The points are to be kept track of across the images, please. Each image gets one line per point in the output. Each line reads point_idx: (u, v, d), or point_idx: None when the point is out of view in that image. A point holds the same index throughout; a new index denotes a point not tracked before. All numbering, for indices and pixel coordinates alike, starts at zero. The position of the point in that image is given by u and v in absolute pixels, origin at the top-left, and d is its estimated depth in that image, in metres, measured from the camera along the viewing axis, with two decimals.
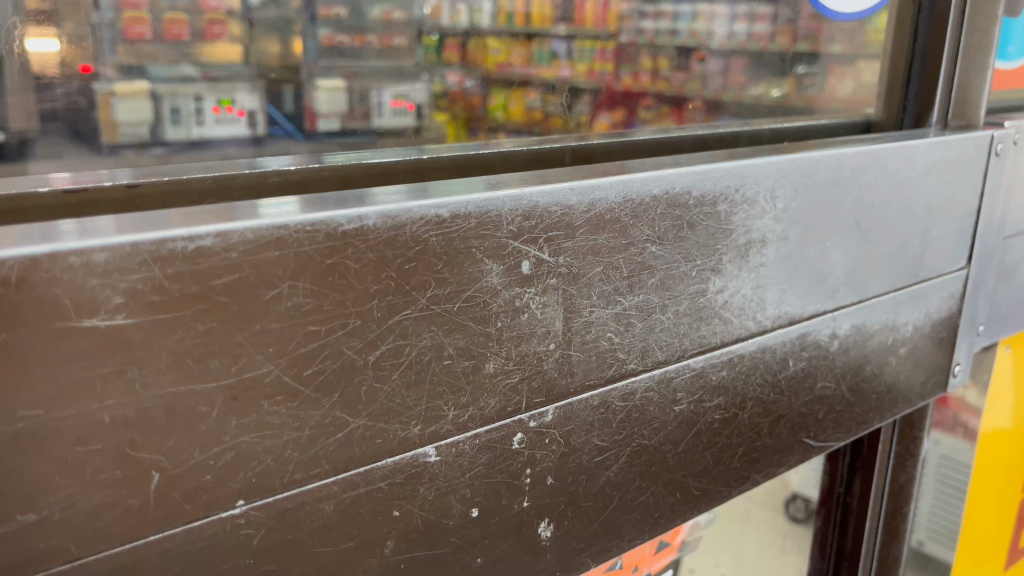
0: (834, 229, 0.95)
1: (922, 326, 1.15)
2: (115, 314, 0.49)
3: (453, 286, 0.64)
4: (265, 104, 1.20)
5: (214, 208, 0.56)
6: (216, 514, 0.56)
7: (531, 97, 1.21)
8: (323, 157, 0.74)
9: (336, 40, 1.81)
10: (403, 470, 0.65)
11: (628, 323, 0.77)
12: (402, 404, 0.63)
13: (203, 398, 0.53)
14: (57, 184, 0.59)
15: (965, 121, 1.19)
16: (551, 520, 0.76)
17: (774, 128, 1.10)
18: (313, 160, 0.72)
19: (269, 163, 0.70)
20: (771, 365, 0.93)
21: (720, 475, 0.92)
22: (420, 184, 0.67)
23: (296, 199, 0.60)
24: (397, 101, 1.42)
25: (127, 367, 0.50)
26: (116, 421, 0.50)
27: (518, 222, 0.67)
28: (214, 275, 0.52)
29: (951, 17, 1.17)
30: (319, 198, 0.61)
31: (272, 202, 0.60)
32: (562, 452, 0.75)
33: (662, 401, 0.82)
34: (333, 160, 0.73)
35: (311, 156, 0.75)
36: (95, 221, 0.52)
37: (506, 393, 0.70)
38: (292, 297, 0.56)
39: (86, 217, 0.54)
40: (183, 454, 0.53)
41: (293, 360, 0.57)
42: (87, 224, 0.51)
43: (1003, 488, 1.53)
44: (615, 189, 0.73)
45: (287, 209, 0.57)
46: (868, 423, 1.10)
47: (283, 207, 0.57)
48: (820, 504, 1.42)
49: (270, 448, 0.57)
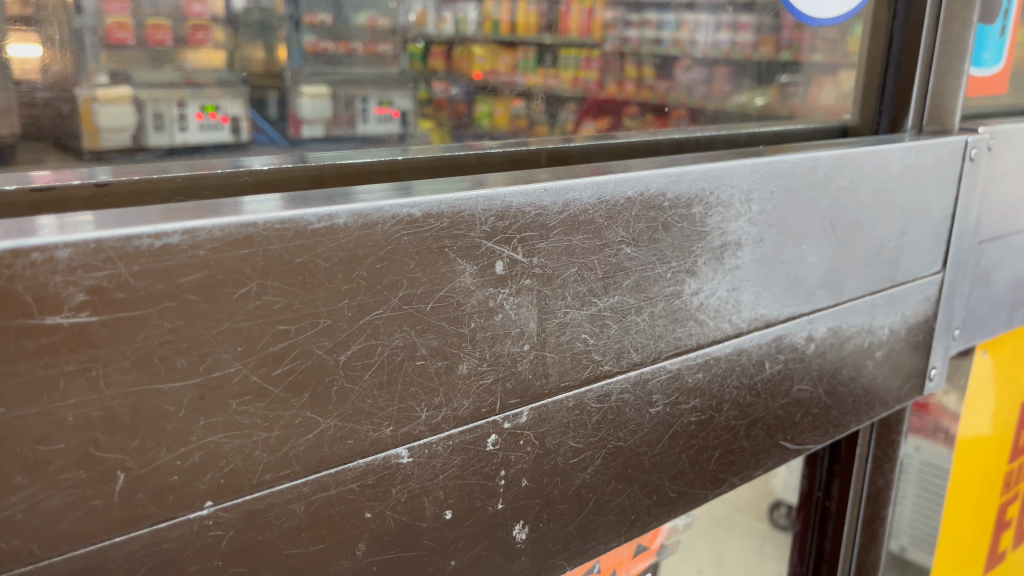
0: (810, 232, 0.95)
1: (899, 330, 1.15)
2: (79, 311, 0.49)
3: (426, 286, 0.64)
4: (256, 111, 0.99)
5: (187, 206, 0.56)
6: (183, 516, 0.55)
7: (514, 103, 1.15)
8: (302, 157, 0.74)
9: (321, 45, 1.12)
10: (375, 471, 0.64)
11: (603, 325, 0.77)
12: (374, 405, 0.63)
13: (169, 397, 0.53)
14: (29, 182, 0.59)
15: (940, 127, 1.22)
16: (526, 522, 0.76)
17: (751, 133, 1.11)
18: (291, 160, 0.72)
19: (248, 162, 0.70)
20: (747, 368, 0.93)
21: (697, 478, 0.92)
22: (400, 184, 0.67)
23: (274, 198, 0.60)
24: (376, 103, 1.10)
25: (91, 365, 0.50)
26: (80, 420, 0.50)
27: (492, 222, 0.67)
28: (181, 273, 0.52)
29: (925, 25, 1.20)
30: (301, 196, 0.61)
31: (255, 199, 0.59)
32: (536, 454, 0.75)
33: (638, 403, 0.82)
34: (312, 159, 0.73)
35: (290, 156, 0.74)
36: (63, 218, 0.52)
37: (480, 393, 0.69)
38: (261, 295, 0.55)
39: (63, 214, 0.54)
40: (149, 454, 0.53)
41: (262, 359, 0.56)
42: (64, 220, 0.51)
43: (982, 492, 1.54)
44: (590, 190, 0.73)
45: (262, 207, 0.56)
46: (845, 426, 1.11)
47: (262, 204, 0.57)
48: (799, 507, 1.42)
49: (238, 448, 0.56)
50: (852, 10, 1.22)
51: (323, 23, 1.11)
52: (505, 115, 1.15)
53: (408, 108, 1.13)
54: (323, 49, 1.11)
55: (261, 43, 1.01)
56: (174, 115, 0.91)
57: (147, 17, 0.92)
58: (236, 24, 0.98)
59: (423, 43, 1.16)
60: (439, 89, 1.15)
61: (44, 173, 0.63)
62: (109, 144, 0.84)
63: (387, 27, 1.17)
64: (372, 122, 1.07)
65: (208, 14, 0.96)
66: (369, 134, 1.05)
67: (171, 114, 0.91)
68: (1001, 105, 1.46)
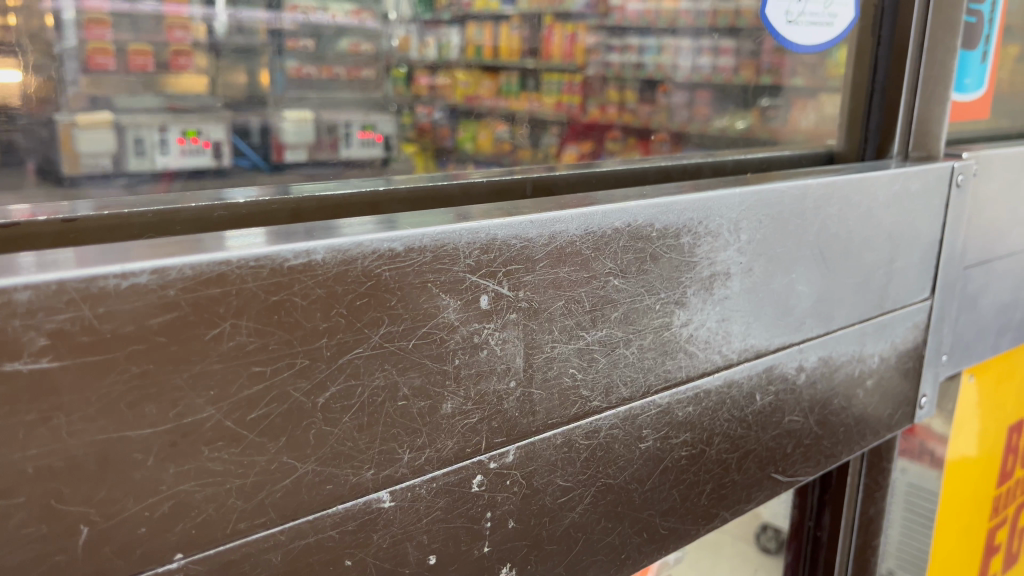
0: (798, 260, 0.94)
1: (889, 357, 1.14)
2: (40, 357, 0.46)
3: (407, 323, 0.61)
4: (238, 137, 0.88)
5: (178, 240, 0.55)
6: (152, 570, 0.52)
7: (497, 126, 1.05)
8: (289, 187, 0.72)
9: (302, 72, 1.05)
10: (355, 517, 0.61)
11: (591, 359, 0.75)
12: (354, 447, 0.60)
13: (138, 445, 0.50)
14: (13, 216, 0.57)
15: (925, 152, 1.21)
16: (513, 565, 0.73)
17: (737, 159, 1.09)
18: (279, 190, 0.70)
19: (230, 195, 0.68)
20: (738, 401, 0.91)
21: (688, 513, 0.89)
22: (387, 217, 0.65)
23: (259, 232, 0.58)
24: (359, 129, 0.98)
25: (53, 414, 0.47)
26: (41, 472, 0.47)
27: (476, 256, 0.65)
28: (150, 314, 0.49)
29: (909, 50, 1.20)
30: (285, 230, 0.59)
31: (236, 234, 0.58)
32: (523, 494, 0.72)
33: (628, 439, 0.80)
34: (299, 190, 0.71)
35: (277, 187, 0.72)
36: (39, 255, 0.50)
37: (464, 433, 0.67)
38: (234, 336, 0.53)
39: (42, 250, 0.52)
40: (115, 505, 0.50)
41: (236, 403, 0.54)
42: (43, 256, 0.49)
43: (971, 517, 1.52)
44: (577, 222, 0.71)
45: (249, 241, 0.55)
46: (837, 456, 1.09)
47: (246, 239, 0.55)
48: (790, 538, 1.40)
49: (211, 496, 0.54)
50: (835, 37, 1.18)
51: (307, 46, 1.06)
52: (488, 139, 1.04)
53: (392, 133, 0.98)
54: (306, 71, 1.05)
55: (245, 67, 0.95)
56: (155, 141, 0.87)
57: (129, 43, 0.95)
58: (219, 50, 0.95)
59: (407, 67, 1.09)
60: (424, 114, 1.05)
61: (24, 205, 0.60)
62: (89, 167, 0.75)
63: (371, 52, 1.11)
64: (357, 146, 0.95)
65: (192, 40, 0.95)
66: (353, 158, 0.90)
67: (150, 139, 0.86)
68: (982, 129, 1.46)
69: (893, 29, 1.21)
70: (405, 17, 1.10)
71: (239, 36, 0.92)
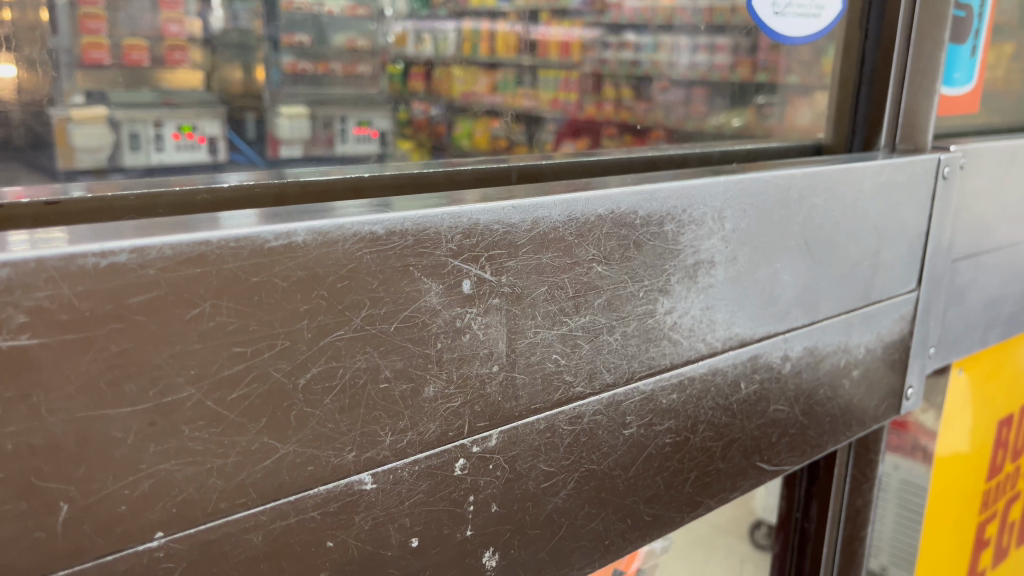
0: (783, 251, 0.94)
1: (875, 348, 1.15)
2: (19, 334, 0.46)
3: (389, 306, 0.62)
4: (234, 132, 0.84)
5: (166, 221, 0.55)
6: (132, 548, 0.53)
7: (492, 122, 1.00)
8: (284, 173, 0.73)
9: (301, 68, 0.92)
10: (337, 498, 0.62)
11: (574, 345, 0.75)
12: (336, 429, 0.61)
13: (117, 423, 0.51)
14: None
15: (913, 145, 1.22)
16: (497, 549, 0.74)
17: (724, 151, 1.10)
18: (272, 176, 0.71)
19: (227, 178, 0.69)
20: (722, 389, 0.92)
21: (672, 500, 0.90)
22: (377, 202, 0.66)
23: (254, 214, 0.59)
24: (355, 124, 0.91)
25: (32, 391, 0.47)
26: (20, 449, 0.47)
27: (458, 240, 0.65)
28: (129, 292, 0.50)
29: (896, 44, 1.21)
30: (274, 212, 0.60)
31: (230, 215, 0.59)
32: (506, 478, 0.73)
33: (611, 425, 0.80)
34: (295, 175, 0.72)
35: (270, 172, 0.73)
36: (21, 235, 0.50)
37: (447, 417, 0.67)
38: (214, 316, 0.53)
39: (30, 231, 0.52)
40: (94, 483, 0.51)
41: (216, 383, 0.54)
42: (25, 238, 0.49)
43: (961, 510, 1.53)
44: (560, 208, 0.72)
45: (239, 222, 0.56)
46: (823, 446, 1.10)
47: (234, 221, 0.56)
48: (777, 529, 1.41)
49: (192, 476, 0.54)
50: (823, 29, 1.19)
51: (302, 43, 0.92)
52: (484, 137, 0.97)
53: (388, 129, 0.94)
54: (302, 70, 0.92)
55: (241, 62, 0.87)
56: (149, 134, 0.82)
57: (124, 37, 0.78)
58: (213, 44, 0.84)
59: (403, 64, 0.98)
60: (420, 111, 0.96)
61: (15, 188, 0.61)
62: (85, 163, 0.77)
63: (367, 49, 0.97)
64: (351, 142, 0.89)
65: (187, 34, 0.83)
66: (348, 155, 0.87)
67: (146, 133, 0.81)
68: (973, 124, 1.47)
69: (880, 21, 1.22)
70: (401, 13, 0.99)
71: (234, 29, 0.85)
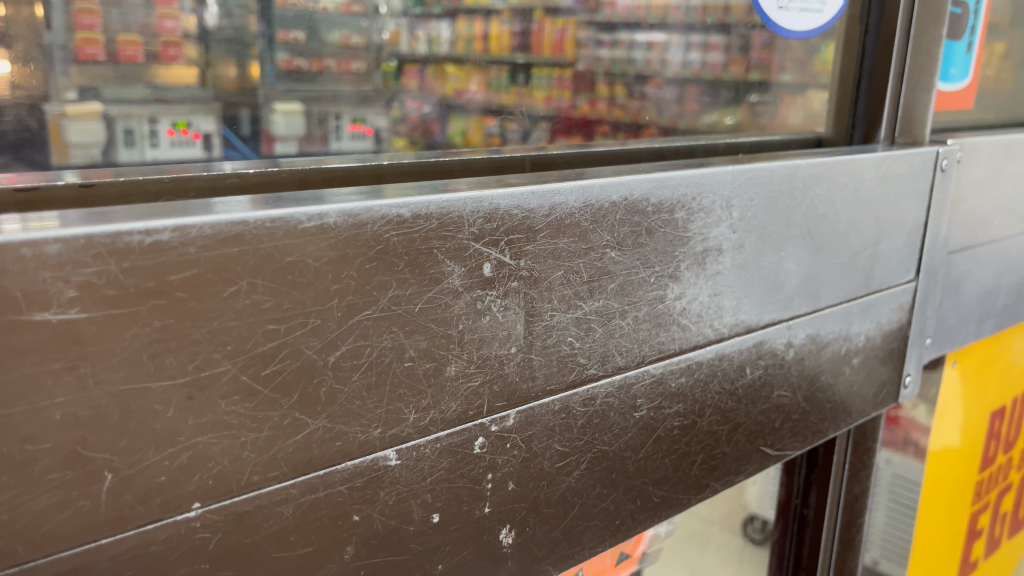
0: (788, 239, 0.97)
1: (875, 337, 1.17)
2: (68, 308, 0.48)
3: (414, 287, 0.64)
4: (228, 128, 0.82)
5: (187, 205, 0.57)
6: (171, 518, 0.55)
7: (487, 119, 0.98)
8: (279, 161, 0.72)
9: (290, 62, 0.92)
10: (363, 473, 0.64)
11: (589, 328, 0.77)
12: (363, 406, 0.62)
13: (157, 396, 0.52)
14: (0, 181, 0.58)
15: (912, 139, 1.25)
16: (513, 526, 0.76)
17: (729, 143, 1.14)
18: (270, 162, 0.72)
19: (224, 165, 0.69)
20: (728, 373, 0.94)
21: (680, 482, 0.92)
22: (383, 189, 0.68)
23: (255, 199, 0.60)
24: (349, 121, 0.93)
25: (79, 362, 0.49)
26: (67, 420, 0.49)
27: (479, 224, 0.67)
28: (171, 270, 0.52)
29: (895, 40, 1.23)
30: (277, 198, 0.61)
31: (223, 202, 0.59)
32: (523, 458, 0.75)
33: (623, 407, 0.83)
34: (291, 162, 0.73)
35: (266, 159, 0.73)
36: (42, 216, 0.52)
37: (467, 396, 0.69)
38: (250, 294, 0.55)
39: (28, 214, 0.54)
40: (136, 454, 0.52)
41: (251, 359, 0.56)
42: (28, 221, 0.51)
43: (954, 499, 1.56)
44: (576, 194, 0.74)
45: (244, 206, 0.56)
46: (823, 432, 1.12)
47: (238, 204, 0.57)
48: (777, 516, 1.43)
49: (228, 449, 0.56)
50: (824, 25, 1.22)
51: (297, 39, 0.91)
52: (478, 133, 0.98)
53: (382, 126, 0.94)
54: (297, 67, 0.93)
55: (235, 59, 0.86)
56: (144, 131, 0.81)
57: (116, 31, 0.77)
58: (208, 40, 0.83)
59: (397, 62, 0.98)
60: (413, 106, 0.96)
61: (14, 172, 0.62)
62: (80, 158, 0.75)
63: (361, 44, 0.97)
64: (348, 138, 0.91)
65: (183, 30, 0.81)
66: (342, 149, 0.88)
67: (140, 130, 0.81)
68: (968, 119, 1.49)
69: (880, 17, 1.24)
70: (395, 10, 0.97)
71: (228, 26, 0.85)
